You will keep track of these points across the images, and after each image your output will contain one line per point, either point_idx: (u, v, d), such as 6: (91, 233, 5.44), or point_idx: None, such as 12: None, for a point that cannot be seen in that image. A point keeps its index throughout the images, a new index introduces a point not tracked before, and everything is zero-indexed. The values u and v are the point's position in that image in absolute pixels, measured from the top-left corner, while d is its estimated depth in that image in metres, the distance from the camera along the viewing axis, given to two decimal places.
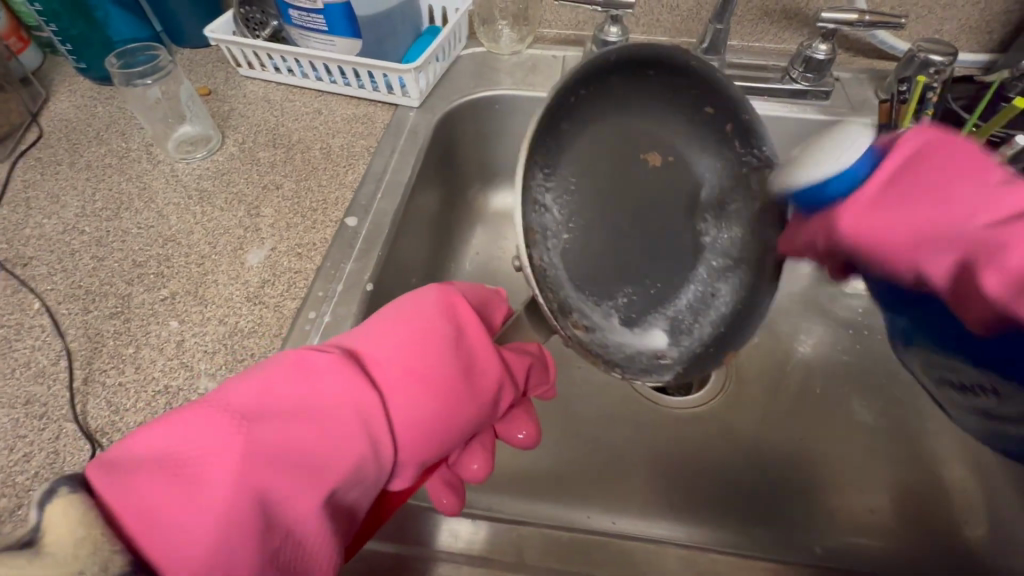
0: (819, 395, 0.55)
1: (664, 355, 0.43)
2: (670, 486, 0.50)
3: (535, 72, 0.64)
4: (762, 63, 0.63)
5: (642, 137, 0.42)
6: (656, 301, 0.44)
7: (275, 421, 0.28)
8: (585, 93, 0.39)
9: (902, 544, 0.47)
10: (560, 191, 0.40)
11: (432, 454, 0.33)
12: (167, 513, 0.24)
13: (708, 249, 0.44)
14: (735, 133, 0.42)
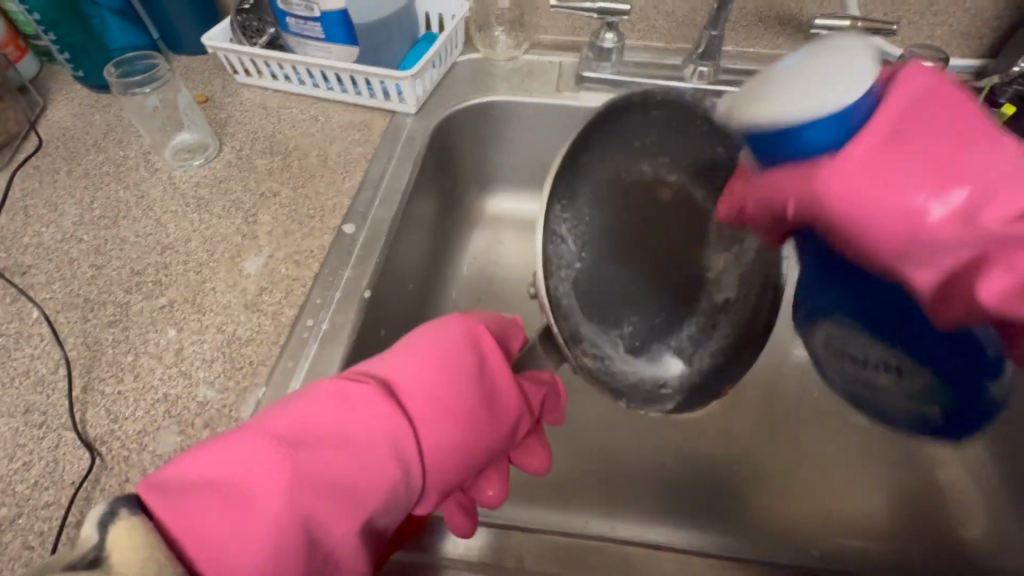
0: (815, 398, 0.55)
1: (671, 382, 0.44)
2: (668, 489, 0.50)
3: (532, 78, 0.65)
4: (756, 68, 0.63)
5: (657, 173, 0.42)
6: (661, 329, 0.44)
7: (314, 449, 0.29)
8: (604, 134, 0.40)
9: (897, 545, 0.47)
10: (576, 223, 0.40)
11: (457, 481, 0.34)
12: (216, 537, 0.25)
13: (713, 278, 0.45)
14: None
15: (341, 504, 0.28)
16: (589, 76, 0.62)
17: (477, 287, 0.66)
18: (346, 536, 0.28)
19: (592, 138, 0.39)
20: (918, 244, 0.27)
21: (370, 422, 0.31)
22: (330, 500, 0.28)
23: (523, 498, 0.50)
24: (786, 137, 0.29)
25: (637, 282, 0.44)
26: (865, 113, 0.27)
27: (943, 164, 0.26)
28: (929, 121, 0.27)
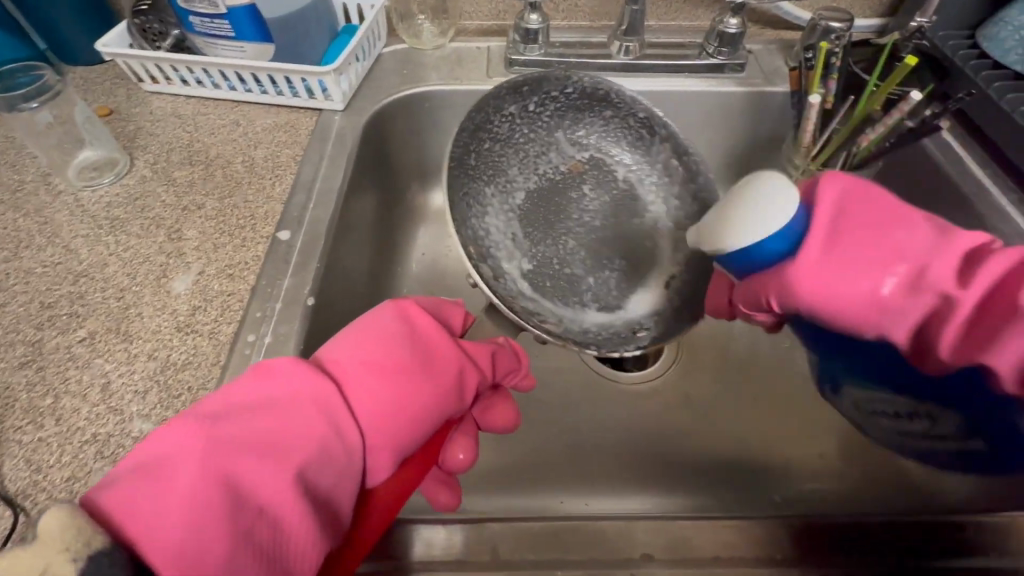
0: (764, 353, 0.59)
1: (639, 329, 0.47)
2: (640, 461, 0.51)
3: (461, 65, 0.64)
4: (679, 40, 0.64)
5: (565, 150, 0.51)
6: (621, 284, 0.49)
7: (240, 417, 0.29)
8: (495, 129, 0.47)
9: (851, 480, 0.50)
10: (500, 215, 0.48)
11: (409, 438, 0.33)
12: (145, 505, 0.25)
13: (639, 221, 0.51)
14: (641, 123, 0.50)
15: (273, 462, 0.28)
16: (518, 59, 0.62)
17: (429, 284, 0.65)
18: (284, 494, 0.28)
19: (486, 142, 0.47)
20: (886, 315, 0.31)
21: (296, 388, 0.31)
22: (260, 460, 0.28)
23: (495, 491, 0.50)
24: (750, 257, 0.33)
25: (573, 244, 0.49)
26: (805, 222, 0.33)
27: (881, 252, 0.31)
28: (866, 221, 0.32)
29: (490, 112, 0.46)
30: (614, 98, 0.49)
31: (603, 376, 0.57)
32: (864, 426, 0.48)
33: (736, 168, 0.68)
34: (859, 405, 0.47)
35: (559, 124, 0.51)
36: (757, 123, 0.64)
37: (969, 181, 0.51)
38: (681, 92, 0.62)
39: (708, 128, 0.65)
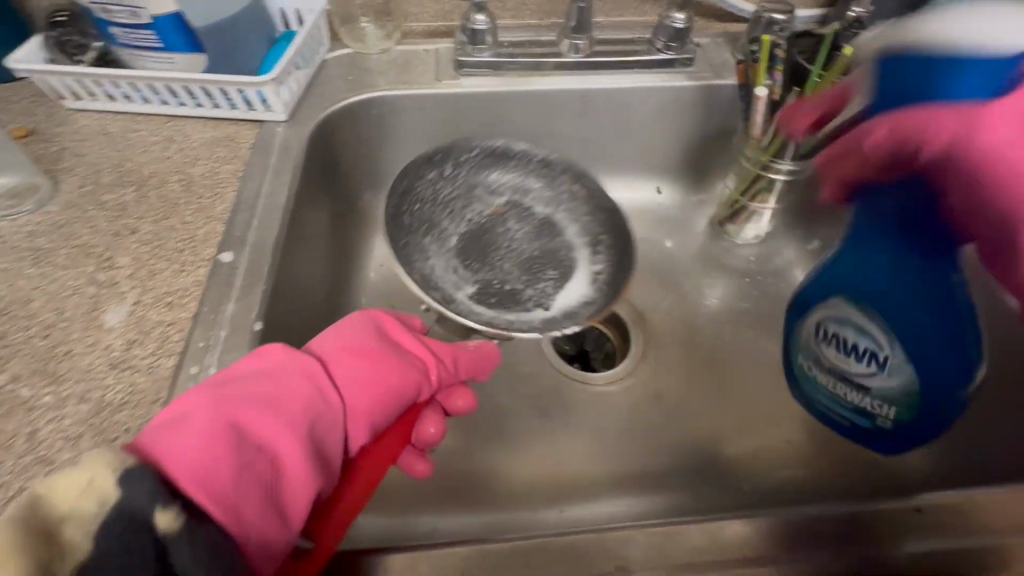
0: (727, 344, 0.60)
1: (579, 314, 0.51)
2: (613, 466, 0.52)
3: (409, 69, 0.62)
4: (628, 36, 0.64)
5: (488, 197, 0.58)
6: (556, 283, 0.54)
7: (249, 388, 0.33)
8: (418, 192, 0.55)
9: (815, 465, 0.52)
10: (442, 257, 0.54)
11: (382, 411, 0.39)
12: (187, 449, 0.28)
13: (565, 240, 0.57)
14: (545, 164, 0.58)
15: (274, 415, 0.33)
16: (467, 61, 0.61)
17: (388, 295, 0.63)
18: (283, 439, 0.32)
19: (410, 204, 0.54)
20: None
21: (289, 365, 0.36)
22: (263, 412, 0.32)
23: (467, 509, 0.49)
24: (953, 74, 0.37)
25: (509, 268, 0.56)
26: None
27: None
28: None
29: (413, 181, 0.54)
30: (512, 152, 0.57)
31: (572, 380, 0.57)
32: (812, 351, 0.49)
33: (690, 161, 0.69)
34: (826, 328, 0.48)
35: (478, 172, 0.58)
36: (708, 116, 0.65)
37: None
38: (633, 89, 0.62)
39: (661, 123, 0.65)
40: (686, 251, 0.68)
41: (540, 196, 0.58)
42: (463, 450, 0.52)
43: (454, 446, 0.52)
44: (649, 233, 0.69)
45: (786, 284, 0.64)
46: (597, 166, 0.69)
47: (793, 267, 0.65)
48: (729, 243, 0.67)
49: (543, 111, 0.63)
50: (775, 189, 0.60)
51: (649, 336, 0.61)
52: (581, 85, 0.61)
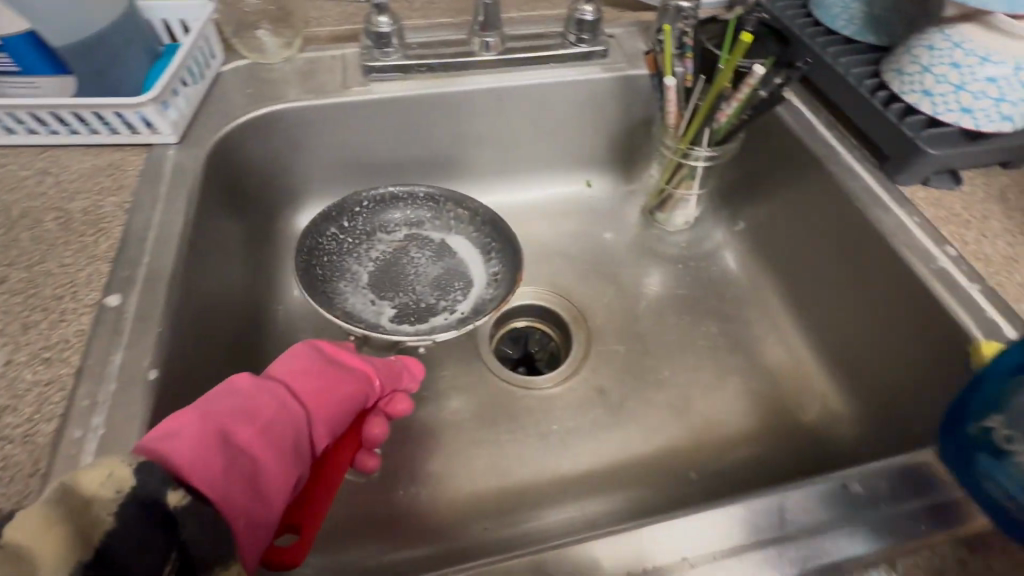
0: (665, 331, 0.60)
1: (484, 309, 0.55)
2: (560, 470, 0.51)
3: (314, 77, 0.59)
4: (540, 30, 0.63)
5: (387, 238, 0.61)
6: (462, 292, 0.57)
7: (235, 403, 0.34)
8: (322, 239, 0.57)
9: (758, 444, 0.52)
10: (359, 290, 0.57)
11: (341, 415, 0.40)
12: (195, 464, 0.29)
13: (465, 254, 0.60)
14: (430, 198, 0.61)
15: (255, 425, 0.34)
16: (375, 66, 0.58)
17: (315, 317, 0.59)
18: (269, 452, 0.33)
19: (317, 256, 0.56)
20: None
21: (261, 379, 0.36)
22: (246, 422, 0.33)
23: (416, 537, 0.47)
24: None
25: (420, 289, 0.58)
26: None
27: None
28: None
29: (315, 238, 0.56)
30: (399, 195, 0.61)
31: (515, 388, 0.55)
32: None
33: (615, 152, 0.69)
34: None
35: (375, 216, 0.61)
36: (627, 107, 0.64)
37: (820, 143, 0.54)
38: (550, 83, 0.61)
39: (582, 116, 0.64)
40: (620, 242, 0.68)
41: (433, 226, 0.62)
42: (407, 474, 0.50)
43: (395, 470, 0.50)
44: (582, 227, 0.69)
45: (719, 266, 0.64)
46: (523, 164, 0.67)
47: (724, 249, 0.65)
48: (661, 230, 0.68)
49: (461, 112, 0.61)
50: (698, 175, 0.60)
51: (590, 334, 0.60)
52: (494, 85, 0.60)
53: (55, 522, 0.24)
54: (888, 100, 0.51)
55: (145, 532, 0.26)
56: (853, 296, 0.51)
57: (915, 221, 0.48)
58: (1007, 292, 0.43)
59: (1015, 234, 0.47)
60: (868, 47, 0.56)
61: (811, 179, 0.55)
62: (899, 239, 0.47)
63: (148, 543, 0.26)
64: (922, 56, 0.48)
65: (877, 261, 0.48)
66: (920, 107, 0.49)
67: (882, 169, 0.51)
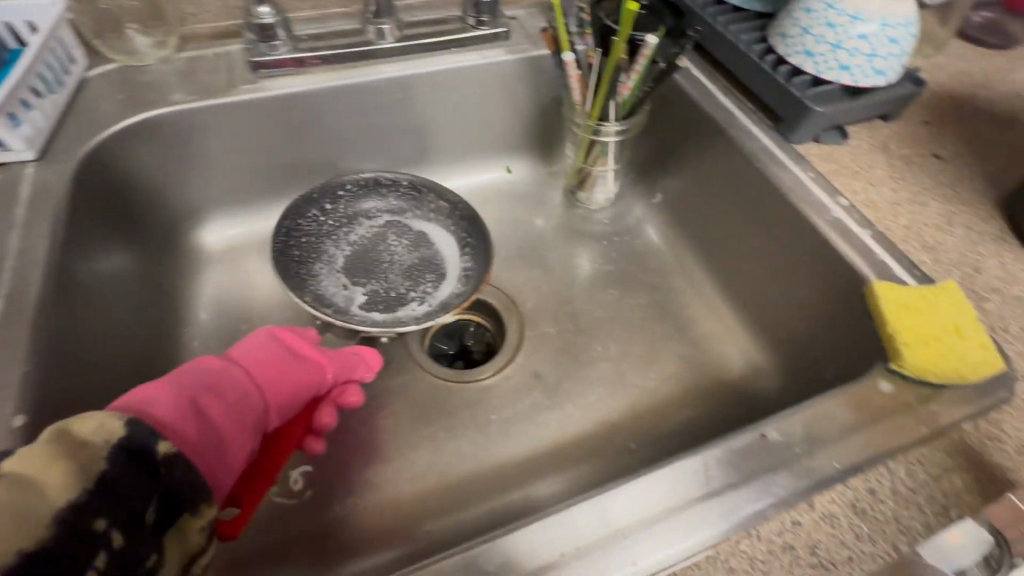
0: (596, 308, 0.60)
1: (451, 306, 0.54)
2: (503, 459, 0.50)
3: (196, 78, 0.54)
4: (438, 16, 0.61)
5: (368, 223, 0.60)
6: (435, 283, 0.57)
7: (203, 379, 0.38)
8: (296, 225, 0.57)
9: (691, 406, 0.53)
10: (332, 276, 0.56)
11: (297, 398, 0.43)
12: (171, 420, 0.34)
13: (442, 245, 0.60)
14: (412, 186, 0.61)
15: (217, 398, 0.37)
16: (262, 61, 0.54)
17: (226, 335, 0.55)
18: (230, 423, 0.37)
19: (293, 241, 0.56)
20: None
21: (223, 364, 0.40)
22: (209, 394, 0.37)
23: (356, 552, 0.45)
24: None
25: (393, 277, 0.57)
26: None
27: None
28: None
29: (295, 218, 0.56)
30: (382, 181, 0.61)
31: (450, 382, 0.54)
32: None
33: (531, 133, 0.68)
34: None
35: (356, 203, 0.61)
36: (537, 89, 0.64)
37: (720, 111, 0.56)
38: (454, 68, 0.59)
39: (493, 100, 0.63)
40: (546, 225, 0.67)
41: (416, 215, 0.61)
42: (343, 486, 0.47)
43: (328, 484, 0.47)
44: (505, 213, 0.68)
45: (642, 239, 0.65)
46: (439, 154, 0.66)
47: (646, 222, 0.66)
48: (584, 209, 0.68)
49: (366, 104, 0.58)
50: (612, 150, 0.60)
51: (523, 319, 0.60)
52: (395, 74, 0.57)
53: (57, 458, 0.27)
54: (776, 63, 0.53)
55: (138, 467, 0.29)
56: (763, 254, 0.53)
57: (809, 176, 0.50)
58: (893, 235, 0.46)
59: (896, 179, 0.51)
60: (755, 14, 0.58)
61: (714, 145, 0.57)
62: (796, 195, 0.49)
63: (139, 477, 0.29)
64: (801, 20, 0.50)
65: (780, 217, 0.50)
66: (804, 68, 0.51)
67: (777, 131, 0.54)
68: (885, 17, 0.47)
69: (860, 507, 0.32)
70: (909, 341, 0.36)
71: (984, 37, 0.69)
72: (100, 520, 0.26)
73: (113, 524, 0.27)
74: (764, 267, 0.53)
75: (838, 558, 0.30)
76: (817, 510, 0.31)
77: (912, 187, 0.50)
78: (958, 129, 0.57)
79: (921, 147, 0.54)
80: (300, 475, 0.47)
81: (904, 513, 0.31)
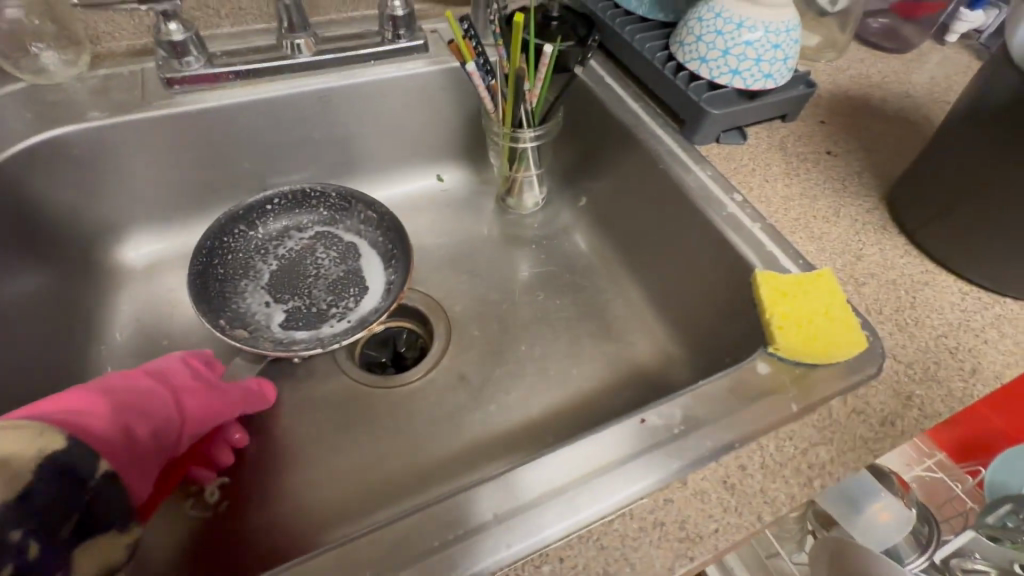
0: (523, 308, 0.62)
1: (369, 322, 0.55)
2: (427, 461, 0.51)
3: (109, 94, 0.54)
4: (356, 31, 0.63)
5: (297, 238, 0.61)
6: (357, 297, 0.58)
7: (120, 396, 0.39)
8: (222, 243, 0.58)
9: (613, 398, 0.55)
10: (256, 292, 0.58)
11: (208, 424, 0.44)
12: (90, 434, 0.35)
13: (367, 258, 0.60)
14: (339, 198, 0.62)
15: (142, 418, 0.39)
16: (175, 77, 0.55)
17: (145, 351, 0.55)
18: (148, 439, 0.38)
19: (219, 259, 0.57)
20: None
21: (139, 382, 0.41)
22: (135, 412, 0.39)
23: (272, 559, 0.44)
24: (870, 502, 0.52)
25: (317, 292, 0.58)
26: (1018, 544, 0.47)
27: None
28: None
29: (221, 238, 0.58)
30: (310, 193, 0.61)
31: (374, 388, 0.55)
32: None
33: (460, 141, 0.69)
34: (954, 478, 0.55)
35: (287, 218, 0.62)
36: (461, 99, 0.66)
37: (628, 116, 0.59)
38: (374, 81, 0.60)
39: (417, 111, 0.65)
40: (481, 232, 0.68)
41: (345, 228, 0.62)
42: (261, 493, 0.48)
43: (247, 492, 0.48)
44: (437, 220, 0.69)
45: (569, 242, 0.67)
46: (367, 166, 0.67)
47: (574, 224, 0.68)
48: (517, 214, 0.69)
49: (285, 119, 0.59)
50: (531, 156, 0.62)
51: (450, 322, 0.61)
52: (315, 87, 0.58)
53: None
54: (677, 69, 0.56)
55: (67, 483, 0.30)
56: (673, 252, 0.56)
57: (709, 175, 0.53)
58: (782, 227, 0.49)
59: (789, 176, 0.54)
60: (660, 23, 0.61)
61: (627, 149, 0.59)
62: (696, 193, 0.52)
63: (69, 490, 0.30)
64: (694, 27, 0.53)
65: (683, 215, 0.53)
66: (700, 73, 0.54)
67: (681, 133, 0.56)
68: (769, 25, 0.50)
69: (730, 482, 0.33)
70: (782, 325, 0.39)
71: (882, 42, 0.73)
72: (17, 531, 0.28)
73: (30, 535, 0.28)
74: (675, 264, 0.56)
75: (705, 530, 0.31)
76: (689, 488, 0.33)
77: (804, 182, 0.54)
78: (852, 128, 0.60)
79: (816, 145, 0.58)
80: (216, 487, 0.47)
81: (771, 485, 0.33)
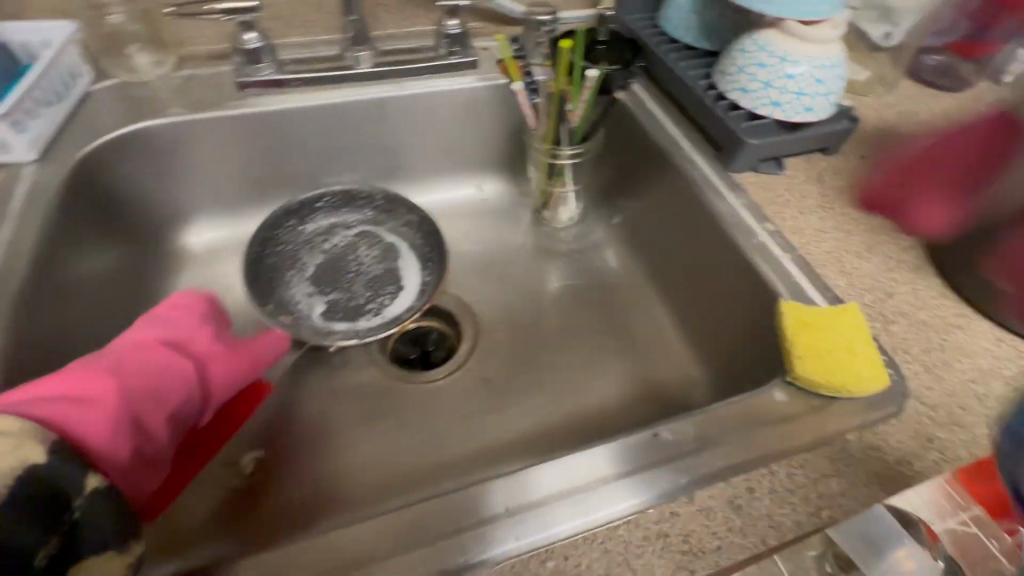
0: (549, 319, 0.63)
1: (402, 320, 0.58)
2: (446, 457, 0.53)
3: (188, 92, 0.60)
4: (411, 46, 0.67)
5: (342, 235, 0.65)
6: (393, 295, 0.61)
7: (132, 379, 0.41)
8: (275, 235, 0.62)
9: (631, 415, 0.56)
10: (301, 283, 0.62)
11: (228, 391, 0.48)
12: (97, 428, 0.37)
13: (406, 258, 0.64)
14: (385, 201, 0.66)
15: (155, 404, 0.42)
16: (248, 80, 0.60)
17: None
18: (158, 424, 0.41)
19: (271, 250, 0.62)
20: None
21: (153, 360, 0.43)
22: (145, 401, 0.41)
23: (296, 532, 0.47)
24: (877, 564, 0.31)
25: (356, 287, 0.62)
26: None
27: None
28: None
29: (275, 230, 0.62)
30: (358, 195, 0.65)
31: (402, 382, 0.58)
32: None
33: (502, 154, 0.72)
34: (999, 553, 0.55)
35: (335, 215, 0.66)
36: (506, 114, 0.68)
37: (667, 140, 0.60)
38: (425, 93, 0.64)
39: (463, 122, 0.68)
40: (515, 242, 0.71)
41: (387, 229, 0.65)
42: (290, 469, 0.51)
43: (278, 468, 0.51)
44: (474, 228, 0.72)
45: (600, 258, 0.68)
46: (412, 172, 0.70)
47: (607, 241, 0.69)
48: (551, 227, 0.71)
49: (341, 124, 0.63)
50: (568, 173, 0.65)
51: (478, 327, 0.63)
52: (370, 97, 0.62)
53: None
54: (718, 97, 0.58)
55: (38, 508, 0.30)
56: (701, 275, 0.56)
57: (742, 203, 0.54)
58: (813, 259, 0.49)
59: (824, 209, 0.54)
60: (705, 52, 0.62)
61: (662, 172, 0.61)
62: (728, 219, 0.53)
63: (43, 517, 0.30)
64: (737, 58, 0.54)
65: (714, 240, 0.54)
66: (741, 103, 0.55)
67: (717, 160, 0.57)
68: (814, 60, 0.51)
69: (737, 503, 0.34)
70: (802, 356, 0.39)
71: (936, 80, 0.72)
72: None
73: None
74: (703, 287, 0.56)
75: (707, 546, 0.32)
76: (695, 504, 0.34)
77: (840, 216, 0.54)
78: None
79: (856, 180, 0.58)
80: (252, 459, 0.51)
81: (778, 510, 0.34)
